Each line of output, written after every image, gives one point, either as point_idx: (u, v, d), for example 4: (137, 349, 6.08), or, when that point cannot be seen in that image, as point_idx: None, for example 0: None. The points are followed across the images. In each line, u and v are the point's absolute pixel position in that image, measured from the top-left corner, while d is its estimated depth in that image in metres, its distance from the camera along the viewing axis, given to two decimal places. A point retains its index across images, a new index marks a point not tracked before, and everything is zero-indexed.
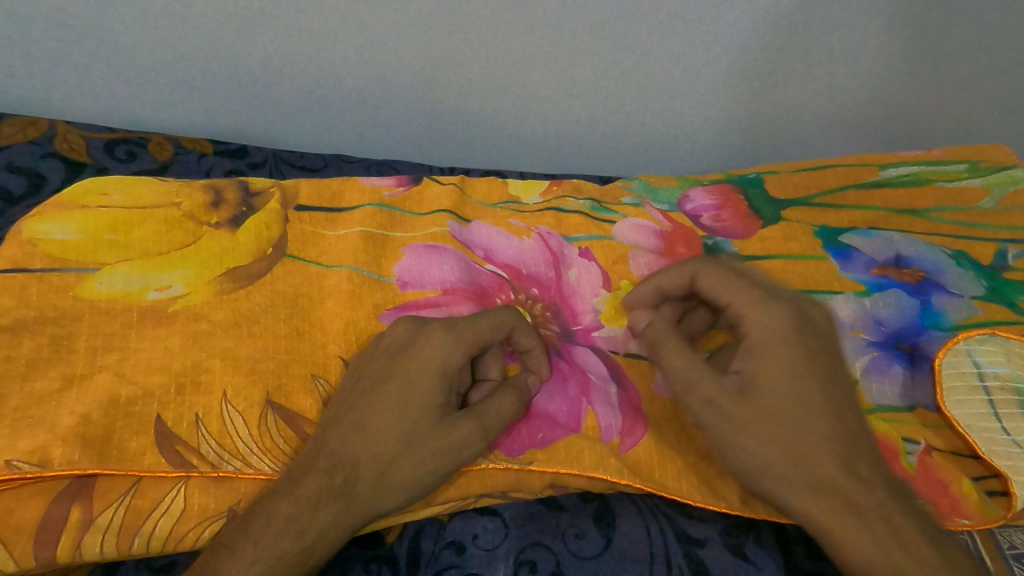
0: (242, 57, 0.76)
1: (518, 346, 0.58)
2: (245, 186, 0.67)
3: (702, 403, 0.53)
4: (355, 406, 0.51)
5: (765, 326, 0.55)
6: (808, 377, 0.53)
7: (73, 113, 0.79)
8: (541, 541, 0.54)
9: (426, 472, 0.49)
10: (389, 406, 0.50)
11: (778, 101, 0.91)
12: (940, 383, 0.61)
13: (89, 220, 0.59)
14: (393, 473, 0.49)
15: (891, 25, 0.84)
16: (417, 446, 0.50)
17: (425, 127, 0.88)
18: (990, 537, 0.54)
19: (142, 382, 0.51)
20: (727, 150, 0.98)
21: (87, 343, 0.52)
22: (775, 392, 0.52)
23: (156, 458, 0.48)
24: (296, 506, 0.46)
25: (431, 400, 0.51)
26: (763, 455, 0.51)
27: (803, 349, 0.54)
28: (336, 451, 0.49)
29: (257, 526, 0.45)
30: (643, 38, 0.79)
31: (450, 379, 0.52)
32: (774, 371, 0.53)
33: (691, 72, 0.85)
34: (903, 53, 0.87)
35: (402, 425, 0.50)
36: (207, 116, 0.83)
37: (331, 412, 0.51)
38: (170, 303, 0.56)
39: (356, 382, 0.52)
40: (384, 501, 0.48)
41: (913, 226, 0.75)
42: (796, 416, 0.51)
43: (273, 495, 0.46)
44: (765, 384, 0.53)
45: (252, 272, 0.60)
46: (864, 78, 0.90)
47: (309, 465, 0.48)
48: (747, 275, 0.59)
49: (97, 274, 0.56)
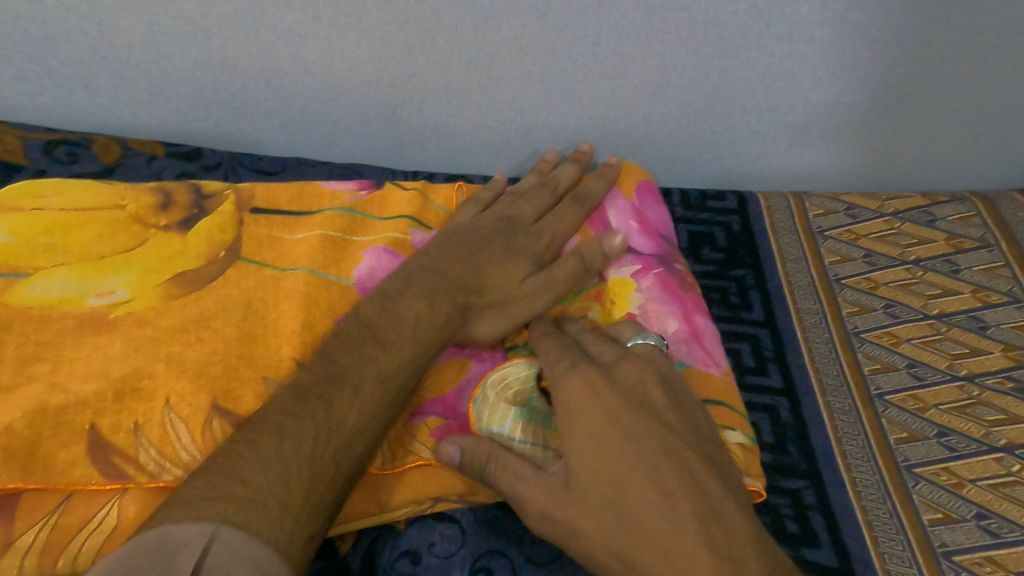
0: (189, 57, 0.73)
1: (578, 196, 0.72)
2: (199, 188, 0.65)
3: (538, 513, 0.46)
4: (468, 248, 0.64)
5: (569, 393, 0.51)
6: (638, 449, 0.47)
7: (19, 114, 0.77)
8: (497, 547, 0.54)
9: (521, 306, 0.62)
10: (501, 246, 0.65)
11: (763, 113, 0.79)
12: (854, 376, 0.67)
13: (24, 223, 0.57)
14: (491, 309, 0.62)
15: (890, 34, 0.71)
16: (520, 283, 0.63)
17: (377, 133, 0.83)
18: (923, 536, 0.54)
19: (76, 390, 0.49)
20: (702, 164, 0.87)
21: (16, 352, 0.50)
22: (607, 473, 0.46)
23: (90, 471, 0.46)
24: (424, 311, 0.57)
25: (537, 243, 0.67)
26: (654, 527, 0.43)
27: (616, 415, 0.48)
28: (457, 282, 0.61)
29: (403, 318, 0.56)
30: (605, 36, 0.71)
31: (536, 230, 0.68)
32: (598, 448, 0.47)
33: (664, 79, 0.75)
34: (900, 73, 0.75)
35: (511, 266, 0.64)
36: (158, 119, 0.80)
37: (441, 255, 0.64)
38: (111, 309, 0.54)
39: (449, 237, 0.66)
40: (487, 329, 0.61)
41: (856, 239, 0.80)
42: (629, 474, 0.45)
43: (405, 306, 0.57)
44: (613, 471, 0.46)
45: (201, 277, 0.58)
46: (862, 91, 0.77)
47: (434, 291, 0.59)
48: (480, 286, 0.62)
49: (31, 279, 0.54)
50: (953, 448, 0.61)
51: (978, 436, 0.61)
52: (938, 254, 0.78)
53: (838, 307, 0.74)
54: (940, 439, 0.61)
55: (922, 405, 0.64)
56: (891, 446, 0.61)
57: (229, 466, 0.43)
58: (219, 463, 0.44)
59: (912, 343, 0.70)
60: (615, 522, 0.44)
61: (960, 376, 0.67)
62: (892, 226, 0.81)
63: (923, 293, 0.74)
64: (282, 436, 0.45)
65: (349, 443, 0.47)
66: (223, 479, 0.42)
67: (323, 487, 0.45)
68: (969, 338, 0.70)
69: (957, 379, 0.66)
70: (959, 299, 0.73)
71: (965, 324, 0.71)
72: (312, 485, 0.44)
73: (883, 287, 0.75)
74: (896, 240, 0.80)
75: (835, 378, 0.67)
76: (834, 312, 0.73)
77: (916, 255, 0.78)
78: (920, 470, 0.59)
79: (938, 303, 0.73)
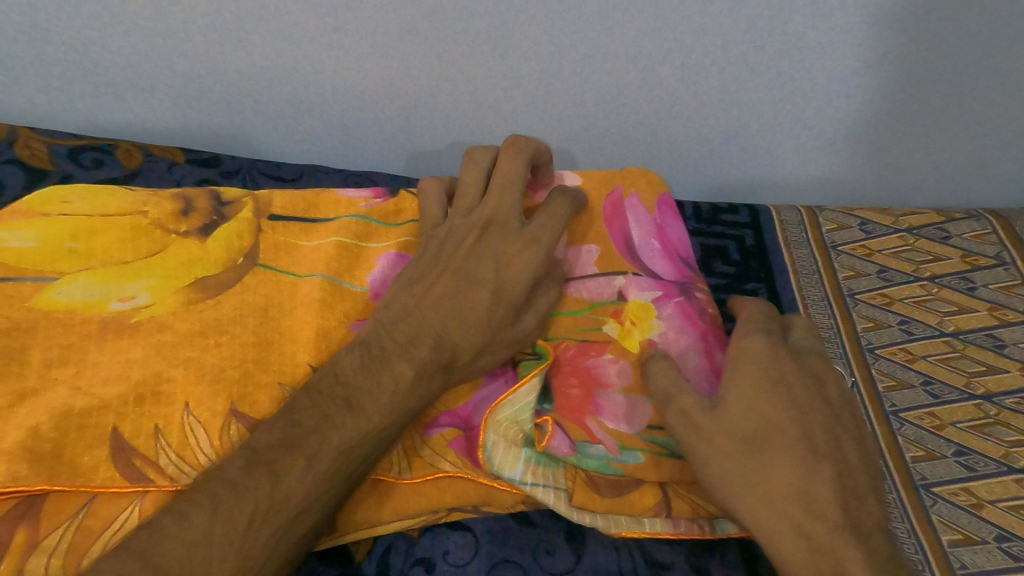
0: (210, 65, 0.74)
1: None
2: (218, 195, 0.65)
3: (676, 416, 0.52)
4: (441, 282, 0.55)
5: (749, 347, 0.55)
6: (787, 395, 0.52)
7: (44, 120, 0.79)
8: (511, 557, 0.54)
9: (508, 345, 0.56)
10: (484, 276, 0.55)
11: (778, 125, 0.80)
12: (869, 392, 0.67)
13: (49, 228, 0.58)
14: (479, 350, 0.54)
15: (907, 51, 0.72)
16: (507, 321, 0.55)
17: (395, 142, 0.84)
18: (942, 556, 0.54)
19: (98, 393, 0.49)
20: (714, 176, 0.88)
21: (41, 356, 0.50)
22: (760, 415, 0.50)
23: (112, 474, 0.47)
24: (396, 373, 0.49)
25: (533, 270, 0.56)
26: (790, 475, 0.47)
27: (788, 375, 0.53)
28: (433, 324, 0.52)
29: (376, 378, 0.49)
30: (625, 47, 0.71)
31: (522, 254, 0.56)
32: (756, 386, 0.52)
33: (682, 92, 0.76)
34: (916, 92, 0.76)
35: (495, 300, 0.55)
36: (178, 126, 0.81)
37: (414, 290, 0.55)
38: (132, 314, 0.54)
39: (411, 277, 0.56)
40: (475, 366, 0.54)
41: (870, 254, 0.81)
42: (776, 420, 0.50)
43: (378, 365, 0.50)
44: (770, 419, 0.50)
45: (220, 282, 0.58)
46: (878, 106, 0.77)
47: (410, 337, 0.52)
48: (464, 321, 0.53)
49: (56, 283, 0.55)
50: (973, 468, 0.60)
51: (997, 456, 0.61)
52: (954, 271, 0.78)
53: (852, 323, 0.74)
54: (958, 458, 0.61)
55: (939, 423, 0.64)
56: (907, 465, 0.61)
57: (148, 540, 0.39)
58: (142, 538, 0.40)
59: (928, 360, 0.70)
60: (767, 456, 0.48)
61: (977, 395, 0.66)
62: (906, 242, 0.81)
63: (939, 310, 0.74)
64: (214, 513, 0.41)
65: (286, 530, 0.42)
66: (135, 560, 0.38)
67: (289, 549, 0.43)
68: (986, 357, 0.70)
69: (975, 397, 0.66)
70: (975, 317, 0.73)
71: (982, 342, 0.71)
72: (243, 567, 0.40)
73: (897, 303, 0.76)
74: (910, 255, 0.80)
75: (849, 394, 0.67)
76: (847, 327, 0.73)
77: (931, 271, 0.78)
78: (938, 489, 0.59)
79: (955, 320, 0.73)
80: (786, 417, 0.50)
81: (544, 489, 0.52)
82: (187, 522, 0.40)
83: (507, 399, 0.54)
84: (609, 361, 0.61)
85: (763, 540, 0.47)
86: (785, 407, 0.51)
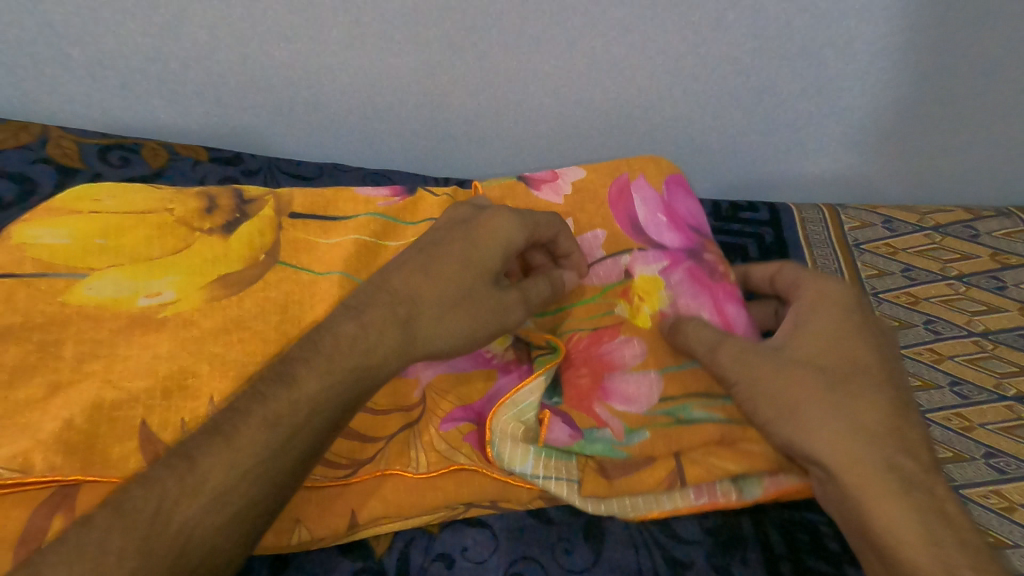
0: (231, 65, 0.74)
1: None
2: (241, 193, 0.66)
3: (733, 359, 0.54)
4: (419, 252, 0.54)
5: (821, 293, 0.58)
6: (856, 337, 0.55)
7: (72, 120, 0.81)
8: (531, 554, 0.54)
9: (481, 321, 0.53)
10: (456, 248, 0.54)
11: (802, 122, 0.79)
12: None
13: (79, 225, 0.59)
14: (444, 321, 0.51)
15: (937, 47, 0.70)
16: (474, 294, 0.53)
17: (413, 140, 0.84)
18: None
19: (128, 387, 0.51)
20: (734, 173, 0.87)
21: (73, 350, 0.52)
22: (831, 352, 0.54)
23: (142, 466, 0.48)
24: (353, 335, 0.48)
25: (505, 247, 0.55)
26: (866, 411, 0.50)
27: (858, 317, 0.56)
28: (399, 288, 0.51)
29: (325, 347, 0.47)
30: (647, 43, 0.71)
31: (494, 230, 0.55)
32: (829, 325, 0.55)
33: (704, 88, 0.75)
34: (945, 87, 0.74)
35: (464, 272, 0.53)
36: (201, 125, 0.82)
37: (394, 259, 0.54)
38: (159, 309, 0.55)
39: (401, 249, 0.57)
40: (440, 343, 0.51)
41: (894, 253, 0.79)
42: (847, 357, 0.53)
43: (334, 329, 0.48)
44: (840, 356, 0.53)
45: (243, 279, 0.59)
46: (907, 102, 0.76)
47: (372, 299, 0.51)
48: (430, 290, 0.52)
49: (86, 279, 0.56)
50: (1004, 471, 0.59)
51: None
52: (982, 270, 0.77)
53: None
54: (988, 460, 0.60)
55: (968, 424, 0.63)
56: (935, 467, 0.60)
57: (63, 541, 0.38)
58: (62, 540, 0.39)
59: (955, 360, 0.69)
60: (840, 389, 0.51)
61: (1008, 396, 0.65)
62: (932, 240, 0.80)
63: (966, 310, 0.73)
64: (121, 508, 0.40)
65: (204, 519, 0.41)
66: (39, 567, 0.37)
67: (241, 515, 0.42)
68: (1016, 358, 0.68)
69: (1005, 398, 0.65)
70: (1004, 317, 0.72)
71: (1012, 342, 0.70)
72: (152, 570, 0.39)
73: (923, 302, 0.74)
74: (937, 254, 0.78)
75: None
76: None
77: (958, 270, 0.77)
78: (967, 492, 0.58)
79: (983, 320, 0.72)
80: (859, 357, 0.53)
81: (557, 482, 0.52)
82: (92, 523, 0.39)
83: (510, 399, 0.53)
84: (619, 345, 0.61)
85: (842, 473, 0.49)
86: (853, 348, 0.54)
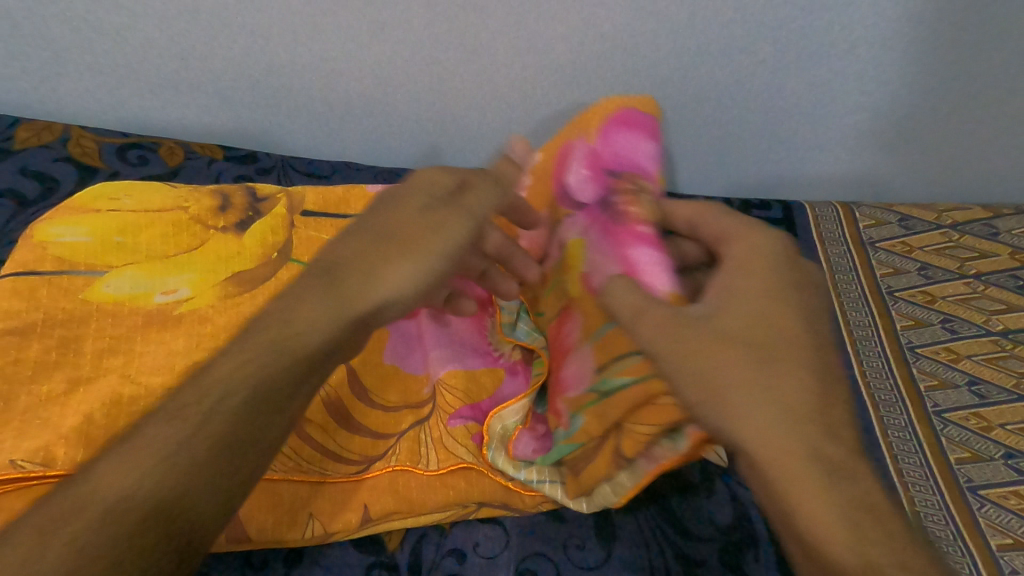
0: (241, 66, 0.74)
1: None
2: (254, 192, 0.67)
3: (655, 331, 0.40)
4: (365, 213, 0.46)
5: (750, 249, 0.43)
6: (785, 303, 0.41)
7: (89, 120, 0.82)
8: (543, 550, 0.54)
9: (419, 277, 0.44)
10: (404, 203, 0.46)
11: (819, 119, 0.77)
12: (909, 393, 0.66)
13: (97, 223, 0.60)
14: (376, 282, 0.43)
15: (957, 43, 0.69)
16: (414, 250, 0.44)
17: (425, 137, 0.84)
18: (991, 559, 0.54)
19: (146, 382, 0.51)
20: (746, 170, 0.86)
21: (93, 346, 0.53)
22: (755, 322, 0.40)
23: None
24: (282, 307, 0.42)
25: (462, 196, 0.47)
26: (787, 392, 0.38)
27: (793, 280, 0.42)
28: (330, 251, 0.44)
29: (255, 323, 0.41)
30: (661, 41, 0.69)
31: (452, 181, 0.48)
32: (746, 289, 0.41)
33: (718, 86, 0.74)
34: (966, 84, 0.72)
35: (406, 227, 0.45)
36: (214, 124, 0.83)
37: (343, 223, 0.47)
38: (176, 307, 0.56)
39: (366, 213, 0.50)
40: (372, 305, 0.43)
41: (910, 251, 0.78)
42: (774, 328, 0.40)
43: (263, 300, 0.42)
44: (773, 327, 0.40)
45: (257, 277, 0.60)
46: (928, 98, 0.74)
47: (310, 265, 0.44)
48: (365, 250, 0.44)
49: (105, 277, 0.57)
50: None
51: None
52: (1002, 268, 0.75)
53: (890, 322, 0.73)
54: (1008, 461, 0.60)
55: (987, 424, 0.63)
56: (954, 467, 0.60)
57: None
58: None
59: (974, 360, 0.68)
60: (755, 369, 0.39)
61: None
62: (949, 238, 0.78)
63: (985, 308, 0.72)
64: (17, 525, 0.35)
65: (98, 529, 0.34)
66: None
67: (141, 538, 0.35)
68: None
69: None
70: None
71: None
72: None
73: (939, 301, 0.73)
74: (954, 252, 0.77)
75: (887, 397, 0.66)
76: (886, 327, 0.72)
77: (976, 268, 0.76)
78: (986, 492, 0.58)
79: (1002, 319, 0.71)
80: (791, 329, 0.40)
81: (552, 484, 0.54)
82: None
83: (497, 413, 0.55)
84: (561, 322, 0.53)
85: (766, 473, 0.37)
86: (785, 319, 0.41)
